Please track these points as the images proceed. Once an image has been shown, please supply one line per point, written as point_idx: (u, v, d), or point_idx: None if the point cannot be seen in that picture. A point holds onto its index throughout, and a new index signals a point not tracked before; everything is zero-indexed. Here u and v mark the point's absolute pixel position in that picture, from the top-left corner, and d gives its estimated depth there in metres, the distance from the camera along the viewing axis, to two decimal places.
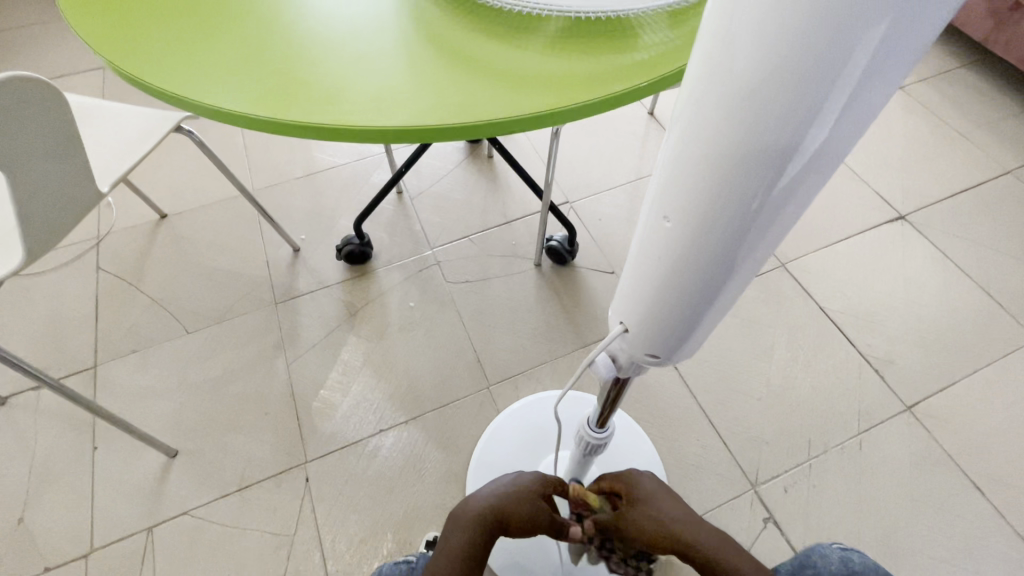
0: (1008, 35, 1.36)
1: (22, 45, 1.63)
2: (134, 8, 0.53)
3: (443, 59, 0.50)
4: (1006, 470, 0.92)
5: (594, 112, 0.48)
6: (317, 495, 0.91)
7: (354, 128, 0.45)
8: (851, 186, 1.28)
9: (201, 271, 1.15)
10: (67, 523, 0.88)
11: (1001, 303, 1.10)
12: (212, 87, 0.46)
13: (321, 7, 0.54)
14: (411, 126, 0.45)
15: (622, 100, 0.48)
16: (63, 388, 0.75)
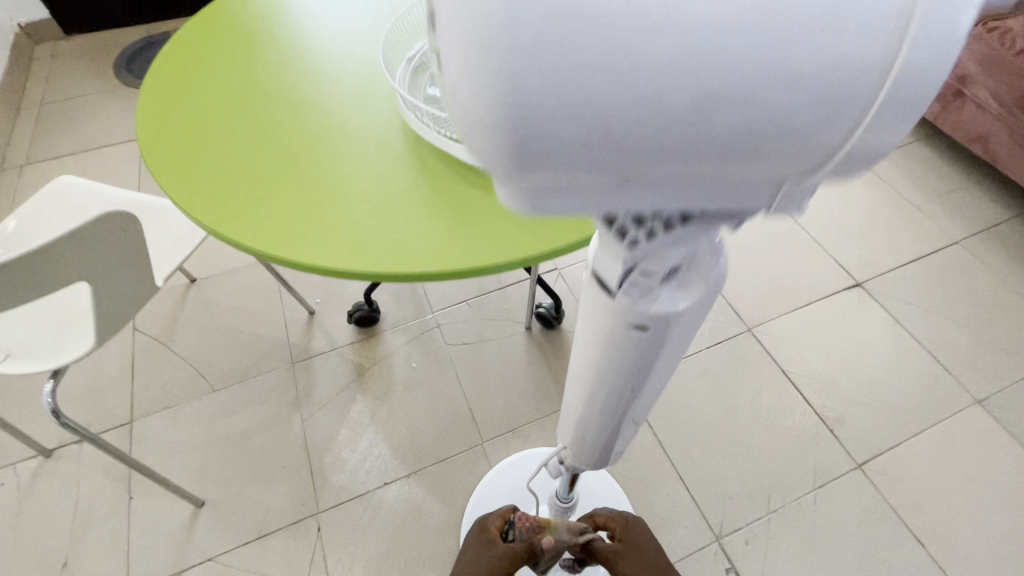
0: (953, 117, 1.52)
1: (71, 118, 1.82)
2: (203, 164, 0.69)
3: (443, 209, 0.64)
4: (945, 525, 1.03)
5: (554, 255, 0.61)
6: (328, 543, 1.02)
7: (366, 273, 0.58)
8: (813, 255, 1.42)
9: (226, 332, 1.28)
10: (105, 567, 0.99)
11: (946, 367, 1.22)
12: (261, 239, 0.61)
13: (345, 161, 0.69)
14: (410, 271, 0.58)
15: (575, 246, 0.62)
16: (99, 440, 0.85)
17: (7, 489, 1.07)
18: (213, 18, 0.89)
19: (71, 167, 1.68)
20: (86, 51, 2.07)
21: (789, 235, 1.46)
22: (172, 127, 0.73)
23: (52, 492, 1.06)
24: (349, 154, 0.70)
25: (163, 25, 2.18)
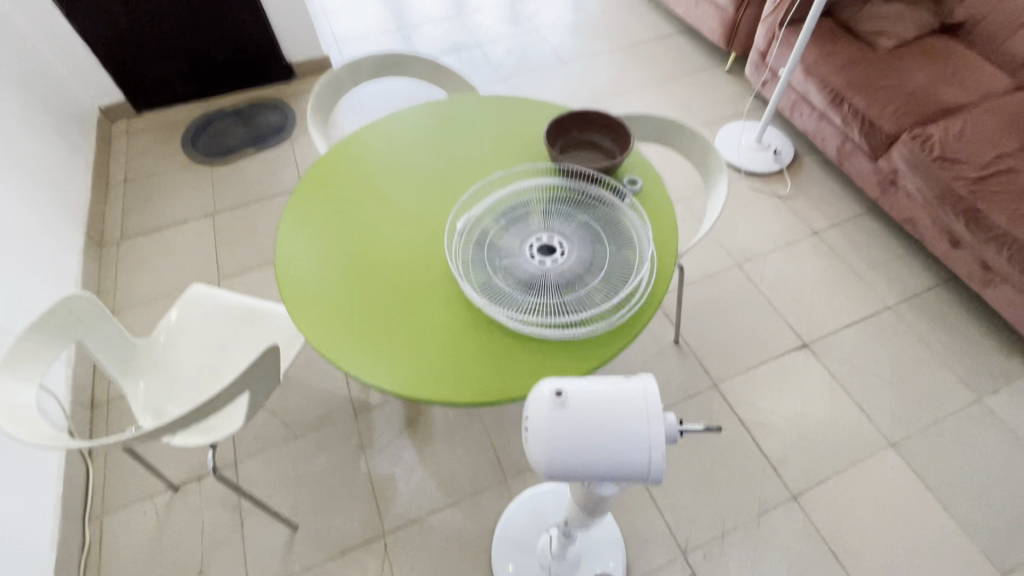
0: (889, 200, 1.83)
1: (152, 194, 2.16)
2: (323, 310, 1.03)
3: (482, 350, 0.97)
4: (856, 543, 1.36)
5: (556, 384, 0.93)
6: (393, 557, 1.36)
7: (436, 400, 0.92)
8: (770, 318, 1.74)
9: (301, 388, 1.62)
10: (230, 575, 1.34)
11: (869, 416, 1.54)
12: (368, 372, 0.95)
13: (416, 311, 1.03)
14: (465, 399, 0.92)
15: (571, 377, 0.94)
16: (230, 481, 1.20)
17: (149, 516, 1.41)
18: (319, 180, 1.24)
19: (157, 239, 2.02)
20: (155, 128, 2.41)
21: (752, 301, 1.78)
22: (301, 278, 1.08)
23: (184, 517, 1.41)
24: (419, 304, 1.03)
25: (219, 101, 2.52)
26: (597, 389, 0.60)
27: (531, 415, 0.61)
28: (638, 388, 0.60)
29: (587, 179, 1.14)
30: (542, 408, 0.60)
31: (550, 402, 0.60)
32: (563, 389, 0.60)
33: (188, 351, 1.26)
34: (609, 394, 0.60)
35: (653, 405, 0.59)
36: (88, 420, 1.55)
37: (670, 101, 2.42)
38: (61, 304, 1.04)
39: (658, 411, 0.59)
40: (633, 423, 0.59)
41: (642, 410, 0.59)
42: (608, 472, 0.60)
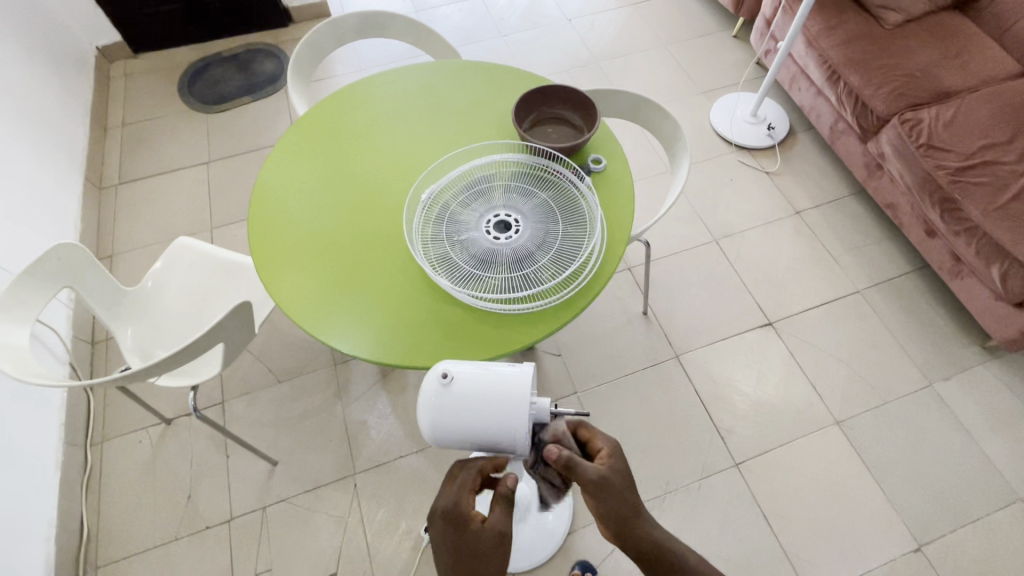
0: (875, 184, 1.83)
1: (148, 139, 2.20)
2: (291, 271, 1.10)
3: (432, 319, 1.04)
4: (789, 509, 1.46)
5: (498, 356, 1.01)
6: (362, 495, 1.50)
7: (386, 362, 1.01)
8: (739, 296, 1.79)
9: (285, 337, 1.73)
10: (216, 500, 1.49)
11: (820, 394, 1.61)
12: (327, 333, 1.03)
13: (376, 277, 1.09)
14: (412, 363, 1.00)
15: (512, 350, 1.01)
16: (210, 420, 1.32)
17: (143, 445, 1.55)
18: (297, 142, 1.27)
19: (153, 186, 2.08)
20: (153, 71, 2.42)
21: (724, 277, 1.82)
22: (272, 239, 1.14)
23: (175, 448, 1.55)
24: (379, 271, 1.10)
25: (215, 45, 2.51)
26: (477, 374, 0.73)
27: (421, 391, 0.74)
28: (512, 374, 0.73)
29: (550, 156, 1.16)
30: (431, 386, 0.73)
31: (438, 382, 0.73)
32: (450, 372, 0.73)
33: (173, 300, 1.35)
34: (489, 379, 0.73)
35: (523, 390, 0.72)
36: (89, 356, 1.67)
37: (671, 66, 2.36)
38: (51, 252, 1.12)
39: (525, 396, 0.72)
40: (505, 402, 0.72)
41: (512, 393, 0.72)
42: (485, 440, 0.74)
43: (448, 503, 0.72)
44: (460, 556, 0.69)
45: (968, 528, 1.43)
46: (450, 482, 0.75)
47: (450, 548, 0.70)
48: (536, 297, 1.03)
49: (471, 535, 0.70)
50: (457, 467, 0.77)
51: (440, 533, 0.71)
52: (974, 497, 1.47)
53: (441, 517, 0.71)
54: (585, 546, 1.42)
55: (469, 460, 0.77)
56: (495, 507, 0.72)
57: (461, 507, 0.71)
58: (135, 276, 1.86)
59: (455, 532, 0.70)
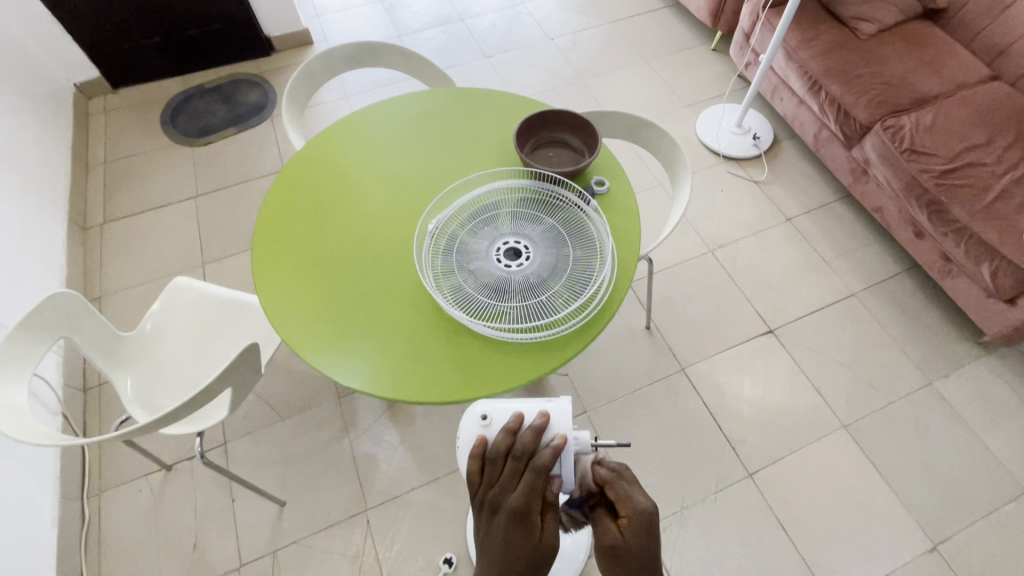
0: (862, 188, 1.88)
1: (133, 175, 2.16)
2: (298, 310, 1.08)
3: (448, 352, 1.03)
4: (805, 517, 1.47)
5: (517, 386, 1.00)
6: (375, 532, 1.46)
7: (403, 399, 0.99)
8: (739, 305, 1.81)
9: (287, 372, 1.69)
10: (223, 547, 1.44)
11: (826, 399, 1.63)
12: (341, 372, 1.01)
13: (388, 312, 1.07)
14: (431, 398, 0.98)
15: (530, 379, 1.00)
16: (215, 465, 1.28)
17: (144, 493, 1.50)
18: (295, 177, 1.26)
19: (140, 223, 2.04)
20: (133, 106, 2.38)
21: (723, 287, 1.84)
22: (278, 277, 1.12)
23: (178, 495, 1.50)
24: (390, 305, 1.08)
25: (197, 78, 2.48)
26: (516, 412, 0.74)
27: (461, 434, 0.75)
28: (553, 409, 0.74)
29: (554, 180, 1.17)
30: (472, 428, 0.74)
31: (478, 423, 0.74)
32: (488, 413, 0.74)
33: (173, 344, 1.31)
34: (529, 416, 0.74)
35: (565, 424, 0.72)
36: (82, 404, 1.61)
37: (654, 80, 2.41)
38: (46, 302, 1.08)
39: (567, 429, 0.72)
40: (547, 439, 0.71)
41: (554, 428, 0.72)
42: None
43: (519, 502, 0.65)
44: (525, 564, 0.63)
45: (980, 524, 1.45)
46: (515, 480, 0.67)
47: (516, 549, 0.63)
48: (552, 325, 1.03)
49: (534, 541, 0.64)
50: (519, 461, 0.68)
51: (506, 535, 0.63)
52: (983, 492, 1.49)
53: (506, 517, 0.64)
54: None
55: (533, 458, 0.67)
56: (548, 515, 0.68)
57: (533, 510, 0.65)
58: (127, 317, 1.81)
59: (521, 535, 0.64)
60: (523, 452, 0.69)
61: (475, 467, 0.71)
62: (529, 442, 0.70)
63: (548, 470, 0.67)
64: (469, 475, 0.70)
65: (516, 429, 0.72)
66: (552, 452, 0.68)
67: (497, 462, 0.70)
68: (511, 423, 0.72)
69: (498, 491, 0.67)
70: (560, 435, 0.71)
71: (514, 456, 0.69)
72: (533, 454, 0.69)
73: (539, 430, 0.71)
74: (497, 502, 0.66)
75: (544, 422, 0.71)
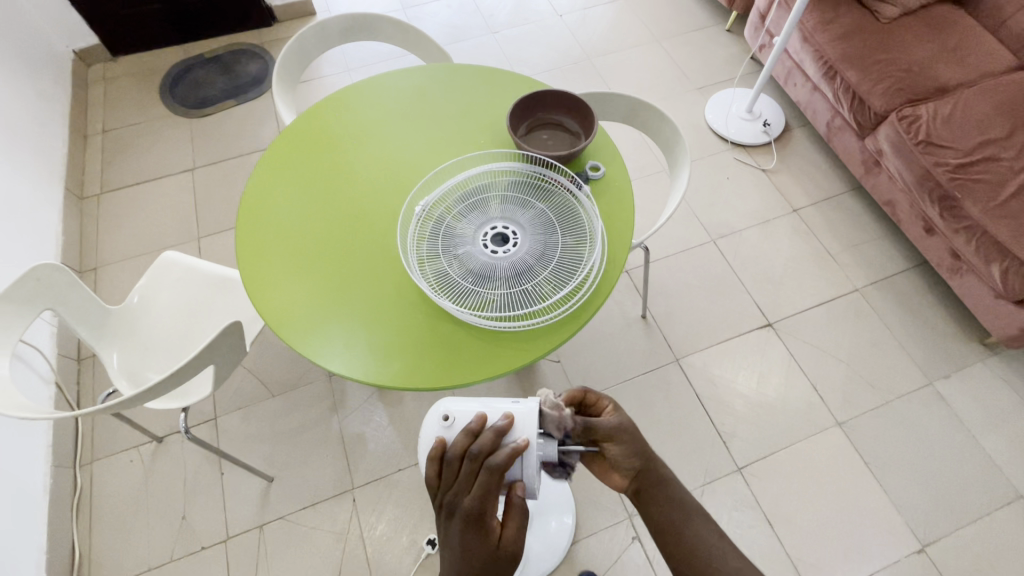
0: (873, 181, 1.81)
1: (131, 146, 2.14)
2: (281, 289, 1.06)
3: (429, 338, 1.01)
4: (792, 513, 1.45)
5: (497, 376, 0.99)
6: (361, 510, 1.47)
7: (382, 384, 0.97)
8: (738, 297, 1.77)
9: (279, 349, 1.69)
10: (211, 520, 1.45)
11: (822, 396, 1.61)
12: (321, 355, 1.00)
13: (371, 295, 1.05)
14: (409, 385, 0.97)
15: (512, 368, 0.98)
16: (199, 440, 1.28)
17: (135, 464, 1.52)
18: (286, 152, 1.23)
19: (137, 194, 2.02)
20: (133, 75, 2.34)
21: (723, 278, 1.80)
22: (262, 256, 1.10)
23: (168, 466, 1.52)
24: (374, 289, 1.06)
25: (197, 47, 2.44)
26: (479, 413, 0.73)
27: (423, 433, 0.74)
28: (518, 411, 0.72)
29: (547, 164, 1.13)
30: (433, 428, 0.73)
31: (439, 424, 0.73)
32: (450, 413, 0.72)
33: (160, 318, 1.30)
34: (492, 417, 0.73)
35: (529, 426, 0.71)
36: (76, 374, 1.62)
37: (664, 61, 2.33)
38: (29, 273, 1.07)
39: (531, 433, 0.71)
40: (509, 441, 0.71)
41: (517, 431, 0.71)
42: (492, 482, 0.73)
43: (474, 505, 0.64)
44: (482, 569, 0.63)
45: (971, 527, 1.43)
46: (472, 482, 0.66)
47: (473, 553, 0.63)
48: (537, 314, 1.00)
49: (492, 545, 0.64)
50: (475, 462, 0.67)
51: (463, 540, 0.64)
52: (977, 495, 1.47)
53: (462, 521, 0.64)
54: (588, 556, 1.41)
55: (489, 459, 0.66)
56: (510, 518, 0.67)
57: (489, 512, 0.65)
58: (121, 290, 1.81)
59: (477, 539, 0.64)
60: (480, 453, 0.67)
61: (433, 469, 0.69)
62: (487, 442, 0.68)
63: (504, 471, 0.66)
64: (427, 478, 0.69)
65: (477, 430, 0.71)
66: (510, 454, 0.67)
67: (454, 464, 0.68)
68: (472, 424, 0.71)
69: (455, 495, 0.66)
70: (522, 437, 0.70)
71: (470, 457, 0.68)
72: (491, 454, 0.68)
73: (500, 431, 0.69)
74: (453, 506, 0.65)
75: (506, 423, 0.70)
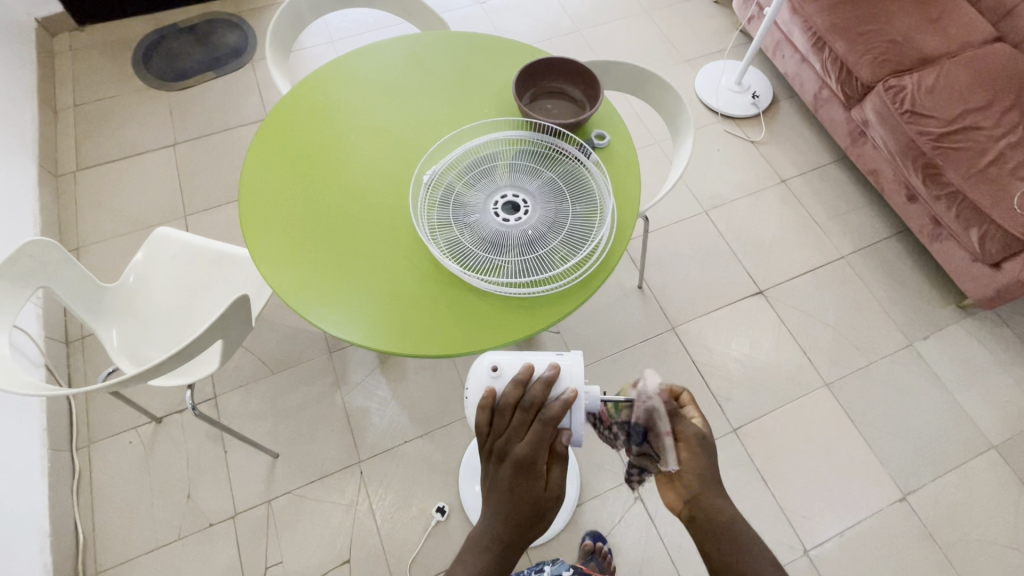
0: (858, 151, 1.86)
1: (106, 120, 2.05)
2: (289, 262, 1.05)
3: (444, 308, 1.01)
4: (783, 469, 1.53)
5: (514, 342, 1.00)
6: (369, 483, 1.48)
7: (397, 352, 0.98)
8: (731, 266, 1.81)
9: (278, 326, 1.67)
10: (218, 496, 1.45)
11: (811, 359, 1.67)
12: (335, 326, 1.00)
13: (383, 264, 1.05)
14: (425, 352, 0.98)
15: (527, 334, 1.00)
16: (209, 418, 1.27)
17: (135, 445, 1.49)
18: (283, 122, 1.20)
19: (115, 172, 1.95)
20: (103, 46, 2.23)
21: (716, 248, 1.84)
22: (269, 228, 1.08)
23: (170, 446, 1.50)
24: (385, 257, 1.06)
25: (171, 17, 2.32)
26: (526, 364, 0.74)
27: (470, 383, 0.76)
28: (564, 362, 0.74)
29: (555, 132, 1.13)
30: (482, 378, 0.75)
31: (488, 374, 0.74)
32: (498, 364, 0.74)
33: (160, 295, 1.27)
34: (538, 367, 0.75)
35: (576, 379, 0.73)
36: (66, 357, 1.58)
37: (654, 34, 2.32)
38: (22, 250, 1.03)
39: (578, 383, 0.73)
40: (557, 391, 0.72)
41: (565, 381, 0.73)
42: None
43: (526, 452, 0.67)
44: (531, 509, 0.67)
45: (948, 476, 1.53)
46: (524, 430, 0.69)
47: (522, 496, 0.67)
48: (554, 281, 1.02)
49: (539, 489, 0.68)
50: (528, 411, 0.70)
51: (512, 482, 0.67)
52: (953, 446, 1.56)
53: (512, 465, 0.68)
54: (592, 517, 1.46)
55: (542, 411, 0.69)
56: (555, 464, 0.70)
57: (538, 459, 0.68)
58: (108, 270, 1.76)
59: (526, 485, 0.67)
60: (533, 404, 0.71)
61: (483, 418, 0.72)
62: (538, 394, 0.71)
63: (557, 421, 0.69)
64: (477, 426, 0.72)
65: (526, 380, 0.72)
66: (561, 406, 0.69)
67: (506, 413, 0.72)
68: (521, 374, 0.72)
69: (506, 441, 0.70)
70: (570, 389, 0.71)
71: (523, 407, 0.71)
72: (541, 405, 0.71)
73: (549, 382, 0.71)
74: (504, 451, 0.69)
75: (554, 375, 0.72)
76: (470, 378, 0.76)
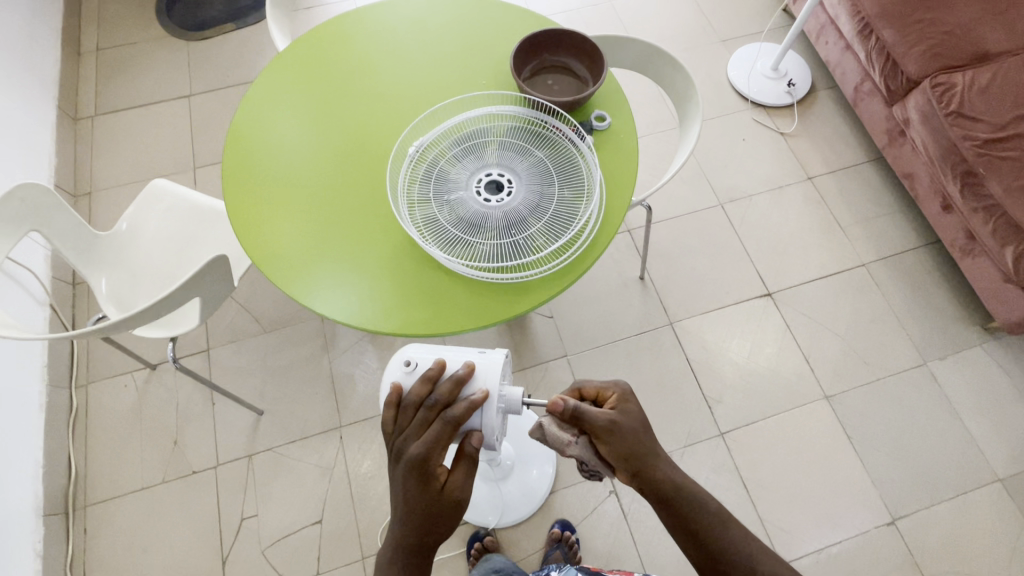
0: (894, 152, 1.73)
1: (126, 67, 2.06)
2: (266, 226, 1.04)
3: (415, 286, 0.99)
4: (767, 478, 1.48)
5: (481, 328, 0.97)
6: (347, 448, 1.50)
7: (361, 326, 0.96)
8: (741, 264, 1.73)
9: (273, 286, 1.68)
10: (203, 446, 1.49)
11: (813, 369, 1.60)
12: (304, 294, 0.99)
13: (360, 236, 1.03)
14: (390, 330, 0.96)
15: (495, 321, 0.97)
16: (191, 373, 1.29)
17: (129, 389, 1.55)
18: (278, 79, 1.18)
19: (132, 119, 1.97)
20: None
21: (727, 244, 1.75)
22: (251, 189, 1.07)
23: (161, 393, 1.55)
24: (362, 228, 1.03)
25: None
26: (440, 359, 0.75)
27: (386, 376, 0.77)
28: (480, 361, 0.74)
29: (549, 111, 1.07)
30: (394, 373, 0.75)
31: (401, 369, 0.75)
32: (412, 359, 0.75)
33: (150, 246, 1.29)
34: (454, 365, 0.75)
35: (490, 378, 0.72)
36: (71, 298, 1.63)
37: (690, 9, 2.18)
38: (12, 193, 1.05)
39: (491, 384, 0.72)
40: (469, 391, 0.73)
41: (477, 381, 0.73)
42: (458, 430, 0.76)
43: (419, 452, 0.68)
44: (425, 510, 0.68)
45: (944, 505, 1.45)
46: (423, 429, 0.70)
47: (416, 496, 0.68)
48: (530, 267, 0.97)
49: (434, 492, 0.69)
50: (431, 410, 0.71)
51: (405, 482, 0.68)
52: (954, 475, 1.48)
53: (407, 466, 0.69)
54: (565, 506, 1.45)
55: (444, 410, 0.70)
56: (458, 465, 0.71)
57: (434, 460, 0.68)
58: (117, 216, 1.79)
59: (420, 486, 0.68)
60: (437, 403, 0.71)
61: (389, 414, 0.73)
62: (445, 393, 0.71)
63: (458, 422, 0.69)
64: (383, 422, 0.73)
65: (435, 377, 0.73)
66: (466, 407, 0.69)
67: (410, 410, 0.72)
68: (430, 371, 0.73)
69: (405, 439, 0.70)
70: (480, 389, 0.72)
71: (427, 405, 0.71)
72: (447, 404, 0.71)
73: (460, 380, 0.71)
74: (402, 450, 0.70)
75: (465, 373, 0.72)
76: (391, 368, 0.77)
